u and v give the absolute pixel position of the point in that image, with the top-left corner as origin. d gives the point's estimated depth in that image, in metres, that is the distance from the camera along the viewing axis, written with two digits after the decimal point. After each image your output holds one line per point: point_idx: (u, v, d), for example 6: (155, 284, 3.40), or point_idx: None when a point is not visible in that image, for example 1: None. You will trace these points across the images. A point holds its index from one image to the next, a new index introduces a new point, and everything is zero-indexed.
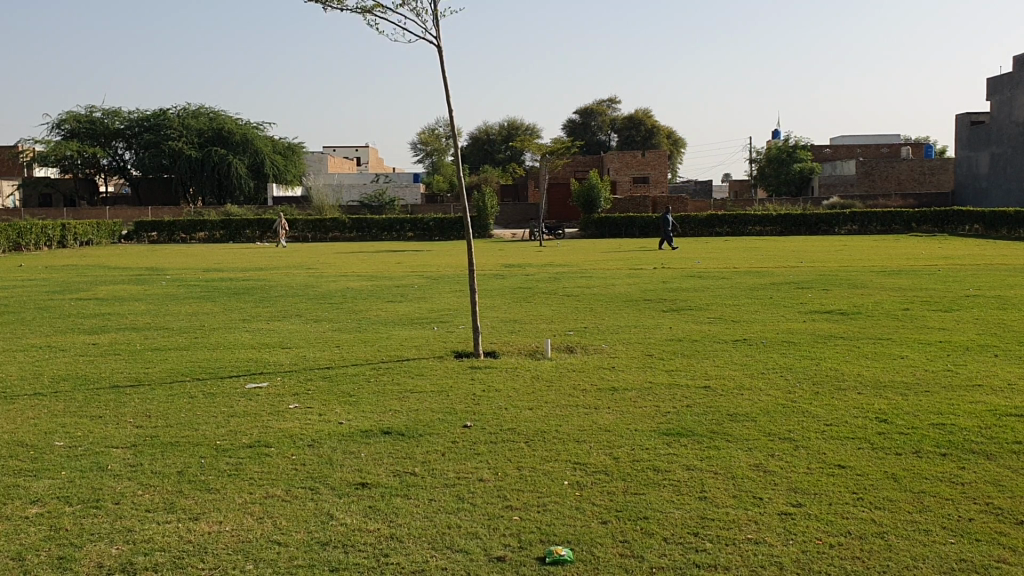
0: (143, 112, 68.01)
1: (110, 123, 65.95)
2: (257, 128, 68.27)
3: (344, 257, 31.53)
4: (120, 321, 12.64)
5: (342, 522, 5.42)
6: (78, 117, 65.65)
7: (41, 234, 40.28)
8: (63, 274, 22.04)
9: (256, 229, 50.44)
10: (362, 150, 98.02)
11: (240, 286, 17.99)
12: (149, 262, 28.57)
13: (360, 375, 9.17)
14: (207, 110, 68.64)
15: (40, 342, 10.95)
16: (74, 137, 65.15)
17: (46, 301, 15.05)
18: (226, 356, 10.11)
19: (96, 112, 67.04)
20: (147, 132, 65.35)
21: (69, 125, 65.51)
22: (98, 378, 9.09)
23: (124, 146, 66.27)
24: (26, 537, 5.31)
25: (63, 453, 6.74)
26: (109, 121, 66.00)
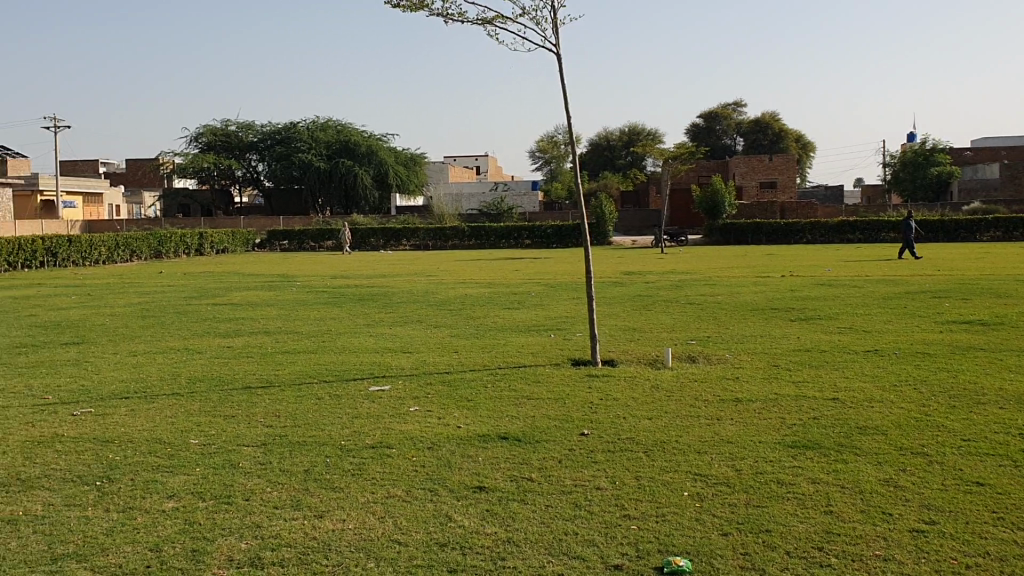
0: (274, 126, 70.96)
1: (244, 136, 69.33)
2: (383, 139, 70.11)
3: (465, 264, 31.92)
4: (252, 325, 13.20)
5: (460, 524, 5.49)
6: (215, 130, 69.14)
7: (180, 242, 42.45)
8: (202, 281, 23.18)
9: (380, 237, 52.00)
10: (483, 157, 99.17)
11: (364, 293, 18.55)
12: (282, 269, 29.70)
13: (478, 381, 9.26)
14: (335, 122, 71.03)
15: (177, 345, 11.51)
16: (211, 150, 68.55)
17: (184, 305, 15.84)
18: (352, 360, 10.40)
19: (232, 126, 70.41)
20: (278, 144, 68.15)
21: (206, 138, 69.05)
22: (232, 379, 9.49)
23: (257, 158, 69.22)
24: (163, 528, 5.62)
25: (197, 450, 7.08)
26: (243, 135, 69.38)
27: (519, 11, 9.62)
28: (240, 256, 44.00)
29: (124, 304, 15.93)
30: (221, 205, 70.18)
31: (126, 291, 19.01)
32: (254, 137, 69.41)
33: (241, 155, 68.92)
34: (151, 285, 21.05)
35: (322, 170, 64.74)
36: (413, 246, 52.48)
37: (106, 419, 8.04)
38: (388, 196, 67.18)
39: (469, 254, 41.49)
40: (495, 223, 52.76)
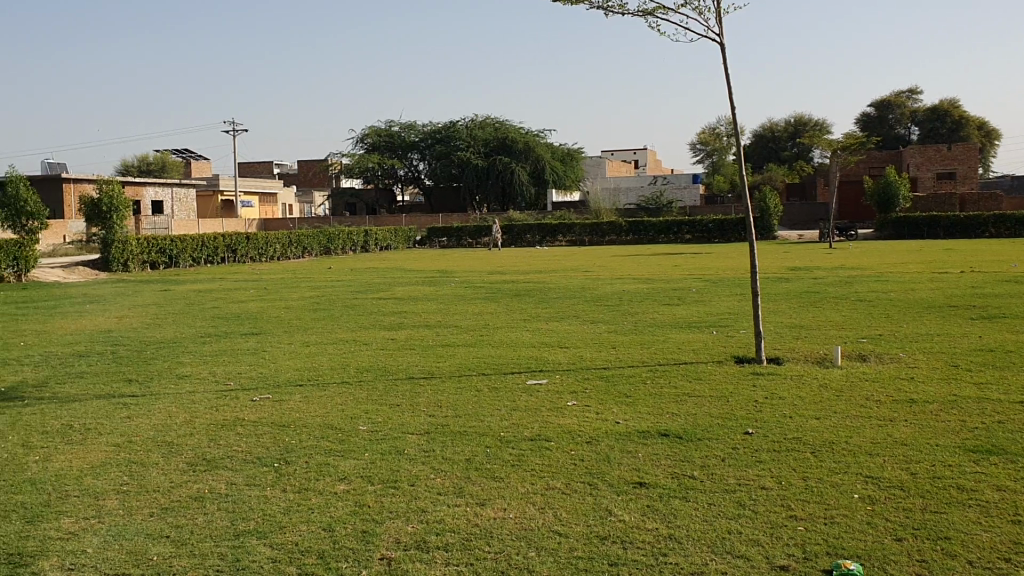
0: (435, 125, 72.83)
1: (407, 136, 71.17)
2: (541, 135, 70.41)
3: (624, 259, 31.74)
4: (414, 318, 13.62)
5: (621, 518, 5.49)
6: (380, 131, 71.71)
7: (347, 240, 44.28)
8: (367, 275, 24.11)
9: (536, 233, 52.40)
10: (641, 152, 98.26)
11: (522, 288, 18.74)
12: (444, 264, 30.46)
13: (637, 377, 9.21)
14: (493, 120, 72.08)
15: (346, 336, 12.02)
16: (375, 151, 71.17)
17: (351, 299, 16.53)
18: (511, 353, 10.55)
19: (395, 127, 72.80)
20: (439, 143, 69.90)
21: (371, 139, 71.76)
22: (396, 369, 9.82)
23: (419, 157, 71.29)
24: (335, 510, 5.91)
25: (366, 437, 7.38)
26: (405, 135, 71.27)
27: (682, 2, 9.46)
28: (402, 252, 45.39)
29: (296, 298, 16.74)
30: (385, 204, 72.61)
31: (299, 286, 19.96)
32: (416, 137, 71.35)
33: (403, 155, 71.18)
34: (321, 280, 22.02)
35: (480, 166, 66.08)
36: (569, 242, 52.58)
37: (282, 405, 8.51)
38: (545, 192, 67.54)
39: (626, 250, 41.16)
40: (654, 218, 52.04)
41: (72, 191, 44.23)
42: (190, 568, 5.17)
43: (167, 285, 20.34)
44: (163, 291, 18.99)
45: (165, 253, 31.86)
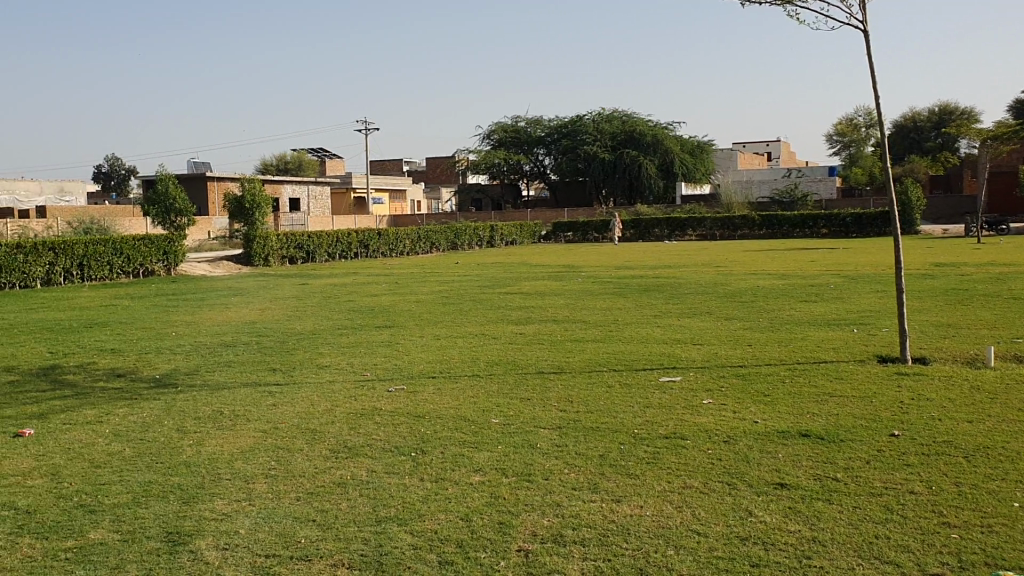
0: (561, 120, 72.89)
1: (533, 132, 71.78)
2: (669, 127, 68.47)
3: (756, 255, 30.96)
4: (543, 313, 13.68)
5: (761, 519, 5.37)
6: (506, 127, 72.38)
7: (473, 235, 44.92)
8: (495, 270, 24.42)
9: (665, 228, 52.07)
10: (773, 144, 95.62)
11: (651, 284, 18.58)
12: (571, 260, 30.46)
13: (774, 375, 8.98)
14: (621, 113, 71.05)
15: (477, 330, 12.18)
16: (501, 146, 71.87)
17: (481, 293, 16.75)
18: (641, 349, 10.46)
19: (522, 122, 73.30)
20: (565, 137, 69.87)
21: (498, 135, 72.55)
22: (527, 363, 9.89)
23: (545, 152, 71.49)
24: (472, 500, 6.02)
25: (499, 429, 7.46)
26: (531, 130, 71.91)
27: None
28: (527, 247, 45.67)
29: (428, 292, 17.11)
30: (510, 199, 73.10)
31: (429, 280, 20.37)
32: (542, 132, 71.62)
33: (529, 150, 71.57)
34: (450, 275, 22.44)
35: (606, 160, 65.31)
36: (700, 237, 51.77)
37: (417, 396, 8.71)
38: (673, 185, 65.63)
39: (756, 246, 40.19)
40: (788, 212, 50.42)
41: (216, 188, 46.47)
42: (335, 552, 5.35)
43: (306, 280, 21.14)
44: (302, 284, 19.77)
45: (302, 248, 33.12)
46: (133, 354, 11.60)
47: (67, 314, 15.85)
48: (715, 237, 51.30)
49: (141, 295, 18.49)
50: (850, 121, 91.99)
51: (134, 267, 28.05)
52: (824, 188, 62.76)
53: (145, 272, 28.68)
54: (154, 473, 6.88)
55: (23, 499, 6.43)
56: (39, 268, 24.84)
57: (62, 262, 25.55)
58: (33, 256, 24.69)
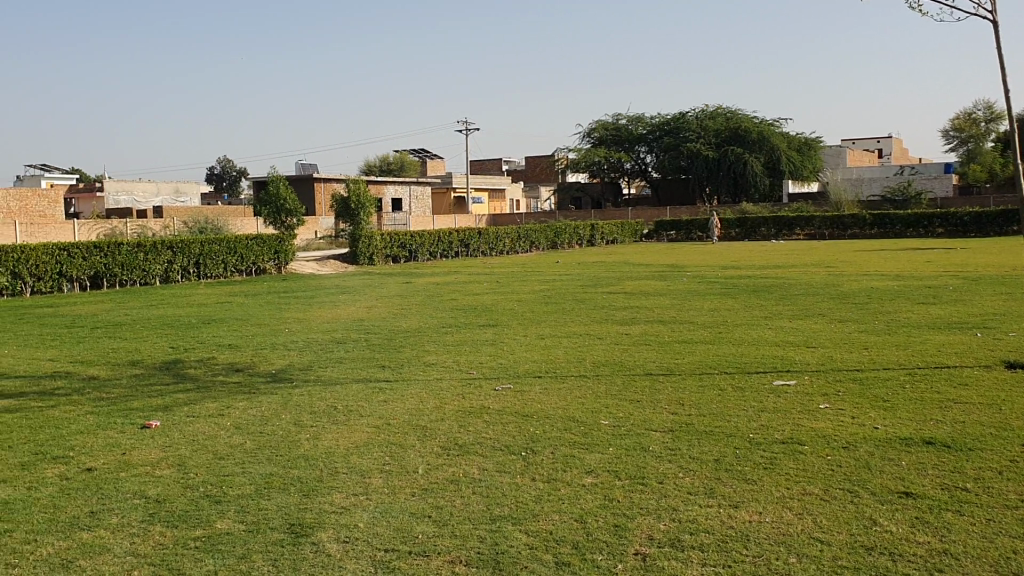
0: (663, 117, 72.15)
1: (635, 129, 71.28)
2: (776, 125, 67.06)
3: (870, 254, 30.01)
4: (648, 313, 13.56)
5: (887, 529, 5.20)
6: (607, 125, 72.28)
7: (573, 234, 44.92)
8: (597, 269, 24.35)
9: (771, 226, 50.99)
10: (884, 140, 92.51)
11: (757, 284, 18.19)
12: (674, 260, 30.11)
13: (894, 380, 8.68)
14: (726, 110, 70.02)
15: (582, 330, 12.15)
16: (602, 144, 71.65)
17: (585, 293, 16.72)
18: (752, 352, 10.25)
19: (623, 119, 72.90)
20: (667, 135, 69.11)
21: (598, 133, 72.44)
22: (635, 365, 9.81)
23: (646, 150, 70.84)
24: (587, 501, 6.00)
25: (610, 431, 7.42)
26: (633, 128, 71.47)
27: None
28: (629, 246, 45.35)
29: (531, 291, 17.16)
30: (610, 197, 72.62)
31: (532, 279, 20.42)
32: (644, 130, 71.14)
33: (631, 148, 71.05)
34: (551, 274, 22.47)
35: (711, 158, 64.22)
36: (808, 236, 50.26)
37: (525, 396, 8.73)
38: (779, 183, 63.94)
39: (865, 245, 38.99)
40: (901, 211, 48.63)
41: (322, 189, 47.68)
42: (453, 549, 5.41)
43: (411, 278, 21.47)
44: (406, 283, 20.09)
45: (406, 248, 33.71)
46: (249, 350, 11.98)
47: (184, 310, 16.48)
48: (824, 236, 49.66)
49: (253, 293, 19.11)
50: (967, 115, 88.20)
51: (247, 266, 29.01)
52: (939, 185, 60.47)
53: (257, 270, 29.61)
54: (274, 466, 7.09)
55: (153, 488, 6.73)
56: (158, 266, 26.00)
57: (180, 261, 26.68)
58: (153, 255, 25.85)
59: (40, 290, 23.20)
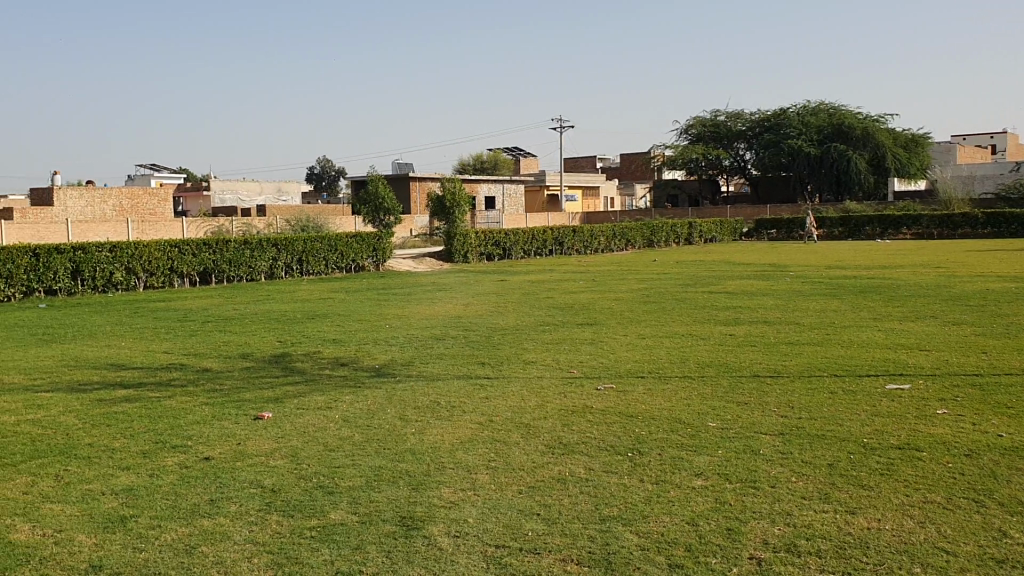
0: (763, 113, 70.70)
1: (734, 125, 70.01)
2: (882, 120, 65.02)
3: (986, 254, 28.77)
4: (752, 314, 13.30)
5: (1019, 542, 4.98)
6: (705, 122, 71.27)
7: (670, 232, 44.43)
8: (697, 269, 24.02)
9: (876, 225, 49.44)
10: (996, 135, 88.63)
11: (864, 285, 17.66)
12: (775, 259, 29.51)
13: (1016, 386, 8.30)
14: (829, 106, 68.25)
15: (683, 330, 12.01)
16: (701, 141, 70.73)
17: (684, 292, 16.52)
18: (862, 355, 9.94)
19: (722, 116, 71.79)
20: (767, 131, 67.72)
21: (696, 129, 71.52)
22: (739, 367, 9.63)
23: (746, 147, 69.50)
24: (697, 504, 5.91)
25: (717, 433, 7.31)
26: (732, 124, 70.23)
27: None
28: (725, 245, 44.60)
29: (628, 290, 17.05)
30: (708, 195, 71.60)
31: (629, 278, 20.26)
32: (744, 126, 69.83)
33: (729, 145, 69.83)
34: (650, 272, 22.26)
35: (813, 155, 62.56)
36: (915, 234, 48.85)
37: (628, 396, 8.67)
38: (885, 181, 61.82)
39: (977, 245, 37.43)
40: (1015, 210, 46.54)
41: (418, 187, 48.33)
42: (564, 547, 5.41)
43: (508, 276, 21.57)
44: (502, 281, 20.21)
45: (500, 245, 34.00)
46: (352, 345, 12.22)
47: (289, 306, 16.93)
48: (932, 236, 48.11)
49: (354, 289, 19.50)
50: None
51: (347, 263, 29.63)
52: None
53: (357, 268, 30.19)
54: (382, 459, 7.22)
55: (269, 478, 6.93)
56: (264, 263, 26.83)
57: (283, 258, 27.45)
58: (259, 252, 26.70)
59: (153, 285, 24.20)
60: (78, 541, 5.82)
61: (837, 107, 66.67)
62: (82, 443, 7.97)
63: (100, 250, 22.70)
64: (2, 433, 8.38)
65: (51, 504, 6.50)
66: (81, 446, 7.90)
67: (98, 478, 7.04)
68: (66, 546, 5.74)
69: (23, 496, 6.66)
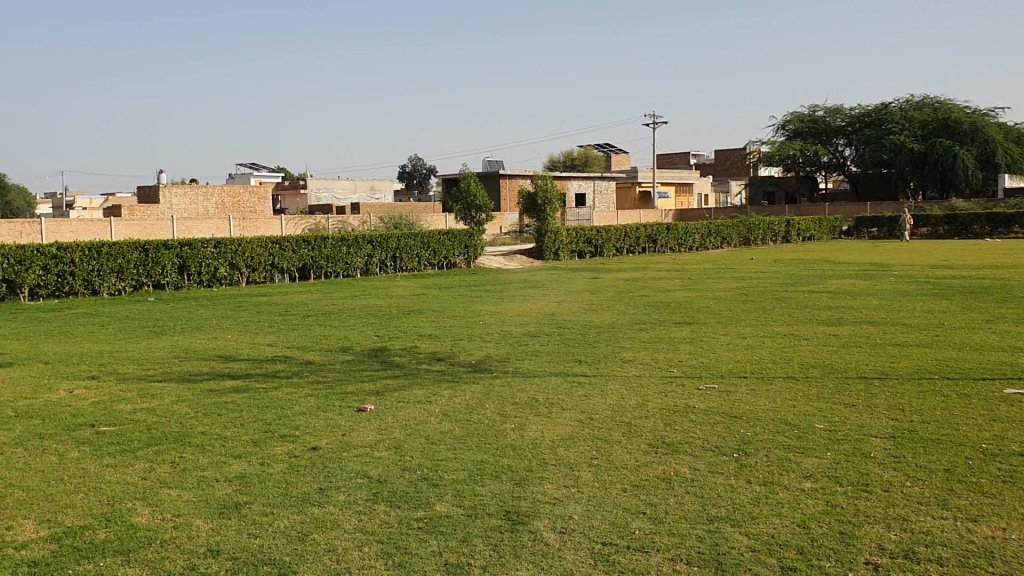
0: (863, 107, 68.63)
1: (832, 121, 68.22)
2: (990, 114, 62.47)
3: None
4: (856, 314, 12.95)
5: None
6: (802, 117, 69.53)
7: (766, 230, 43.58)
8: (796, 268, 23.48)
9: (985, 224, 47.51)
10: None
11: (973, 285, 17.01)
12: (877, 258, 28.66)
13: None
14: (933, 100, 65.90)
15: (785, 330, 11.76)
16: (797, 137, 69.08)
17: (784, 292, 16.17)
18: (976, 357, 9.57)
19: (820, 111, 69.96)
20: (868, 127, 65.76)
21: (792, 125, 69.60)
22: (845, 368, 9.38)
23: (845, 143, 67.59)
24: (807, 507, 5.79)
25: (826, 436, 7.14)
26: (830, 120, 68.42)
27: None
28: (823, 243, 43.48)
29: (725, 289, 16.81)
30: (805, 193, 70.00)
31: (726, 277, 19.94)
32: (842, 122, 67.98)
33: (827, 141, 67.99)
34: (748, 271, 21.85)
35: (916, 151, 60.48)
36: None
37: (730, 396, 8.54)
38: (993, 177, 59.69)
39: None
40: None
41: (508, 185, 48.54)
42: (672, 546, 5.36)
43: (601, 274, 21.46)
44: (594, 279, 20.17)
45: (592, 243, 34.08)
46: (449, 340, 12.34)
47: (385, 302, 17.22)
48: None
49: (447, 286, 19.72)
50: None
51: (439, 260, 29.96)
52: None
53: (449, 264, 30.50)
54: (485, 454, 7.27)
55: (374, 469, 7.05)
56: (358, 259, 27.36)
57: (377, 254, 27.96)
58: (354, 249, 27.25)
59: (254, 280, 24.95)
60: (196, 526, 6.02)
61: (942, 100, 64.35)
62: (195, 431, 8.26)
63: (205, 246, 23.52)
64: (121, 420, 8.75)
65: (169, 489, 6.75)
66: (194, 434, 8.18)
67: (212, 464, 7.29)
68: (185, 530, 5.95)
69: (143, 481, 6.94)
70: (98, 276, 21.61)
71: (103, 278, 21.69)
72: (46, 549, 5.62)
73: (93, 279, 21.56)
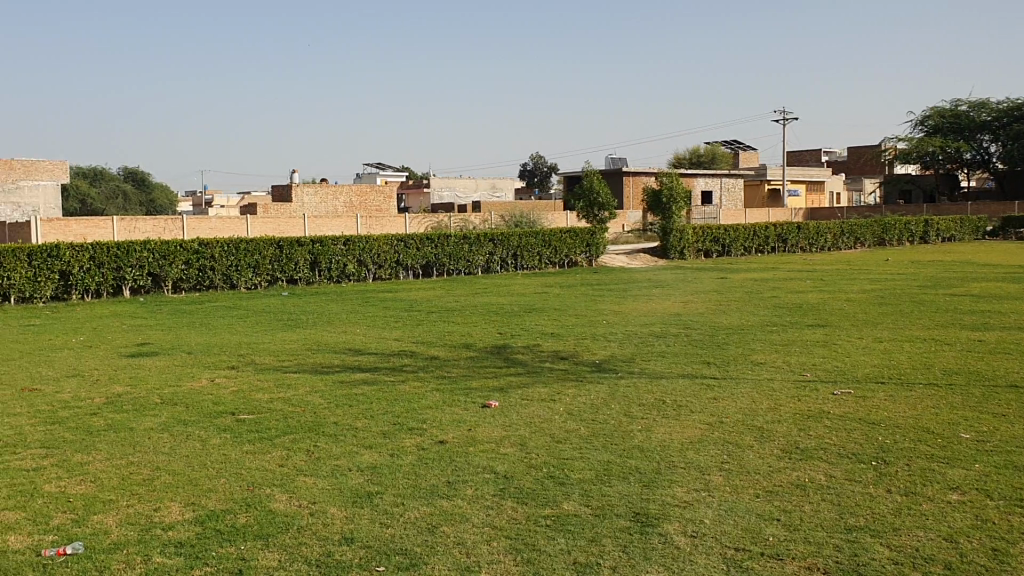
0: (1010, 101, 64.87)
1: (976, 115, 64.70)
2: None
3: None
4: (1005, 319, 12.25)
5: None
6: (943, 112, 66.26)
7: (904, 230, 41.75)
8: (937, 269, 22.41)
9: None
10: None
11: None
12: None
13: None
14: None
15: (926, 334, 11.23)
16: (938, 133, 65.86)
17: (926, 294, 15.45)
18: None
19: (962, 105, 66.51)
20: (1017, 121, 62.14)
21: (932, 121, 66.44)
22: (994, 376, 8.88)
23: (990, 138, 64.02)
24: (955, 520, 5.50)
25: (973, 446, 6.77)
26: (974, 114, 64.94)
27: None
28: (965, 244, 41.35)
29: (860, 291, 16.19)
30: (945, 191, 66.67)
31: (860, 278, 19.20)
32: (988, 117, 64.42)
33: (971, 136, 64.48)
34: (885, 273, 20.99)
35: None
36: None
37: (868, 402, 8.21)
38: None
39: None
40: None
41: (632, 183, 48.16)
42: (809, 555, 5.19)
43: (728, 274, 21.00)
44: (721, 279, 19.76)
45: (718, 242, 33.46)
46: (573, 339, 12.35)
47: (509, 299, 17.35)
48: None
49: (572, 284, 19.74)
50: None
51: (561, 258, 29.98)
52: None
53: (570, 263, 30.48)
54: (611, 454, 7.23)
55: (501, 465, 7.11)
56: (481, 256, 27.72)
57: (500, 252, 28.24)
58: (477, 246, 27.62)
59: (380, 277, 25.61)
60: (330, 513, 6.19)
61: None
62: (328, 422, 8.53)
63: (335, 243, 24.31)
64: (258, 409, 9.12)
65: (304, 476, 6.98)
66: (327, 424, 8.45)
67: (344, 454, 7.49)
68: (320, 517, 6.13)
69: (279, 468, 7.20)
70: (235, 270, 22.71)
71: (240, 272, 22.75)
72: (191, 530, 5.90)
73: (231, 273, 22.66)
